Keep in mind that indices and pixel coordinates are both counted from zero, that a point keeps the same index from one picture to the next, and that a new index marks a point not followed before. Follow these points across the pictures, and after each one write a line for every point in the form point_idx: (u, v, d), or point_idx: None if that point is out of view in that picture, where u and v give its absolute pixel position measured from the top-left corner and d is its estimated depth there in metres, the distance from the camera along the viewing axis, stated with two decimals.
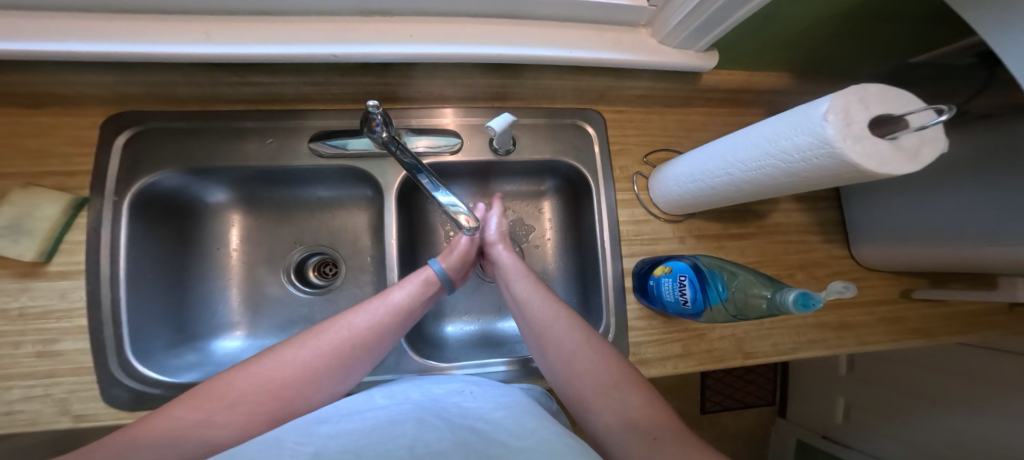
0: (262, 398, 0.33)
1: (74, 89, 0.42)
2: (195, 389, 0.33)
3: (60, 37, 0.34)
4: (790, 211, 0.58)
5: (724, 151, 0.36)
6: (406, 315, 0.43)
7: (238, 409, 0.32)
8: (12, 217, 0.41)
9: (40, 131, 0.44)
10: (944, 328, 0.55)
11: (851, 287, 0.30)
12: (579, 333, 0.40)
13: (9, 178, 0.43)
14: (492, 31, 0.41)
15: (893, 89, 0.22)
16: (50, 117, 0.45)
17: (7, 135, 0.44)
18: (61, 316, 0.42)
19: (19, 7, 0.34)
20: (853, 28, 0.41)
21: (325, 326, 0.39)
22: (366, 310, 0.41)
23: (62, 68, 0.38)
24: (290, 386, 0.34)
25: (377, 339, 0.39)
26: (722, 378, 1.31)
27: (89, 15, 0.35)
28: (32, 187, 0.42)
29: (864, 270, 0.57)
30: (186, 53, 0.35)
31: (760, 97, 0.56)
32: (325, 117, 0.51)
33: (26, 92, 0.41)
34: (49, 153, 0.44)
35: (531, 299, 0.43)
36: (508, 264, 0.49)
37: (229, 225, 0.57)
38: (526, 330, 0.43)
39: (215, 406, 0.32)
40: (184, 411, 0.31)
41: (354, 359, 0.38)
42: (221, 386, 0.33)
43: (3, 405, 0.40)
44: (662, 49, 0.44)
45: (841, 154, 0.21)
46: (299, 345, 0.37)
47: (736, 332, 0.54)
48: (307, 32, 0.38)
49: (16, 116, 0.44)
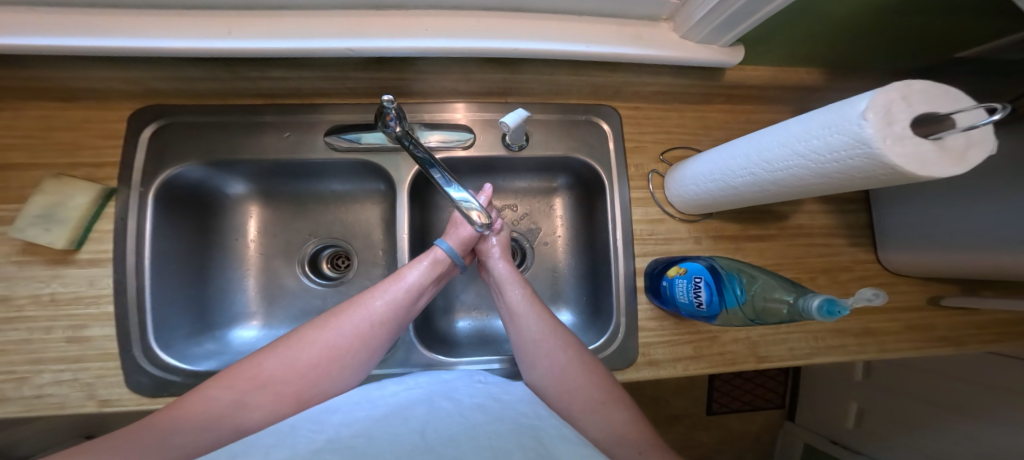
0: (288, 379, 0.34)
1: (102, 84, 0.43)
2: (224, 371, 0.35)
3: (88, 32, 0.34)
4: (813, 213, 0.56)
5: (748, 150, 0.34)
6: (420, 294, 0.43)
7: (267, 389, 0.33)
8: (45, 206, 0.42)
9: (70, 124, 0.46)
10: (971, 337, 0.53)
11: (881, 294, 0.29)
12: (570, 349, 0.40)
13: (41, 169, 0.45)
14: (508, 25, 0.41)
15: (939, 86, 0.20)
16: (79, 110, 0.46)
17: (40, 128, 0.45)
18: (89, 302, 0.44)
19: (51, 3, 0.35)
20: (887, 22, 0.39)
21: (340, 310, 0.39)
22: (380, 292, 0.40)
23: (91, 63, 0.39)
24: (314, 367, 0.35)
25: (394, 318, 0.40)
26: (730, 380, 1.29)
27: (114, 10, 0.36)
28: (63, 177, 0.44)
29: (888, 275, 0.55)
30: (207, 48, 0.36)
31: (784, 93, 0.54)
32: (341, 111, 0.51)
33: (57, 87, 0.42)
34: (78, 145, 0.46)
35: (524, 312, 0.43)
36: (502, 272, 0.47)
37: (246, 217, 0.58)
38: (515, 340, 0.43)
39: (246, 387, 0.33)
40: (211, 393, 0.33)
41: (373, 338, 0.38)
42: (249, 367, 0.34)
43: (35, 388, 0.42)
44: (684, 44, 0.42)
45: (879, 156, 0.20)
46: (319, 328, 0.37)
47: (751, 335, 0.53)
48: (324, 27, 0.38)
49: (47, 109, 0.45)
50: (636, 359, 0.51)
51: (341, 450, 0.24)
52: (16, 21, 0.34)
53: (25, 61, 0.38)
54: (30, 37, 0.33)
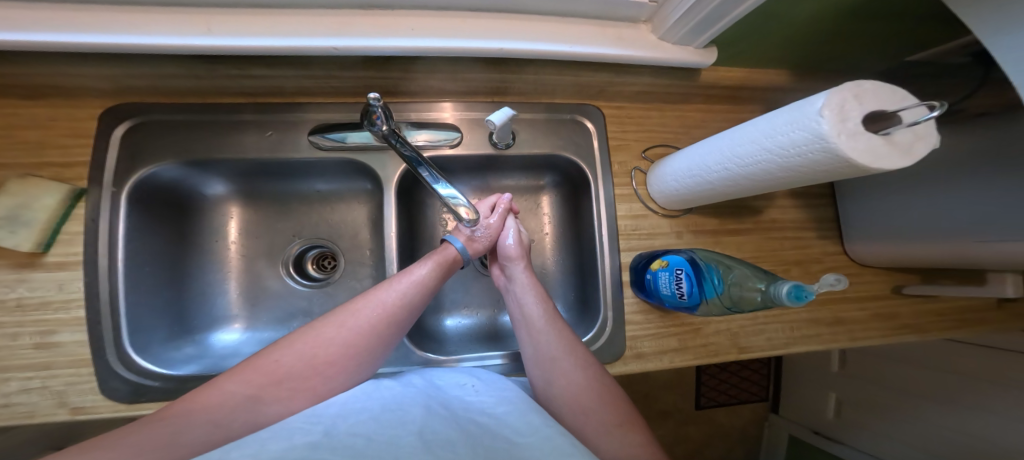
0: (304, 376, 0.33)
1: (74, 81, 0.42)
2: (237, 364, 0.33)
3: (58, 28, 0.33)
4: (787, 207, 0.58)
5: (722, 146, 0.36)
6: (430, 290, 0.42)
7: (283, 386, 0.32)
8: (9, 207, 0.41)
9: (38, 122, 0.44)
10: (934, 323, 0.57)
11: (842, 279, 0.31)
12: (588, 370, 0.40)
13: (5, 169, 0.43)
14: (493, 25, 0.41)
15: (887, 86, 0.22)
16: (46, 108, 0.44)
17: (5, 126, 0.43)
18: (59, 307, 0.42)
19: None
20: (852, 25, 0.41)
21: (353, 306, 0.37)
22: (392, 287, 0.39)
23: (63, 61, 0.38)
24: (330, 364, 0.34)
25: (408, 315, 0.39)
26: (716, 374, 1.33)
27: (87, 6, 0.35)
28: (29, 178, 0.42)
29: (858, 266, 0.58)
30: (187, 46, 0.35)
31: (759, 93, 0.56)
32: (325, 110, 0.51)
33: (25, 84, 0.41)
34: (46, 145, 0.44)
35: (542, 327, 0.43)
36: (522, 280, 0.47)
37: (228, 218, 0.57)
38: (531, 354, 0.43)
39: (261, 382, 0.32)
40: (225, 387, 0.31)
41: (387, 336, 0.37)
42: (264, 363, 0.33)
43: (1, 397, 0.40)
44: (662, 45, 0.44)
45: (835, 150, 0.22)
46: (332, 324, 0.36)
47: (731, 327, 0.55)
48: (307, 25, 0.38)
49: (12, 107, 0.43)
50: (622, 353, 0.52)
51: (338, 449, 0.24)
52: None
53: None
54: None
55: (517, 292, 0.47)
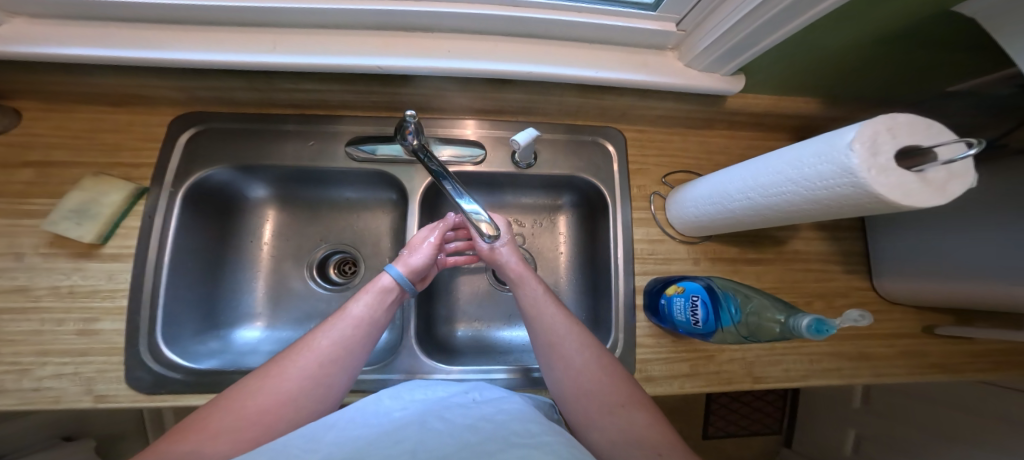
0: (239, 428, 0.31)
1: (151, 91, 0.46)
2: (172, 429, 0.31)
3: (150, 47, 0.38)
4: (810, 239, 0.58)
5: (745, 176, 0.37)
6: (371, 325, 0.41)
7: (219, 439, 0.30)
8: (80, 202, 0.44)
9: (116, 127, 0.49)
10: (964, 364, 0.55)
11: (867, 315, 0.31)
12: (586, 352, 0.40)
13: (81, 167, 0.47)
14: (529, 50, 0.44)
15: (922, 121, 0.23)
16: (127, 115, 0.49)
17: (88, 130, 0.48)
18: (106, 295, 0.45)
19: (121, 20, 0.38)
20: (879, 61, 0.42)
21: (287, 355, 0.37)
22: (326, 330, 0.39)
23: (148, 73, 0.43)
24: (265, 413, 0.32)
25: (348, 353, 0.38)
26: (727, 403, 1.29)
27: (169, 25, 0.39)
28: (102, 175, 0.46)
29: (886, 302, 0.57)
30: (255, 62, 0.39)
31: (784, 123, 0.57)
32: (361, 123, 0.54)
33: (112, 93, 0.46)
34: (120, 146, 0.48)
35: (541, 309, 0.43)
36: (513, 264, 0.47)
37: (263, 220, 0.60)
38: (540, 338, 0.41)
39: (194, 439, 0.29)
40: (160, 447, 0.29)
41: (326, 375, 0.36)
42: (195, 419, 0.31)
43: (35, 381, 0.42)
44: (689, 72, 0.45)
45: (866, 185, 0.23)
46: (265, 377, 0.35)
47: (746, 355, 0.54)
48: (354, 44, 0.41)
49: (99, 114, 0.49)
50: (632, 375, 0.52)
51: None
52: (86, 34, 0.38)
53: (86, 68, 0.42)
54: (100, 49, 0.37)
55: (518, 284, 0.46)
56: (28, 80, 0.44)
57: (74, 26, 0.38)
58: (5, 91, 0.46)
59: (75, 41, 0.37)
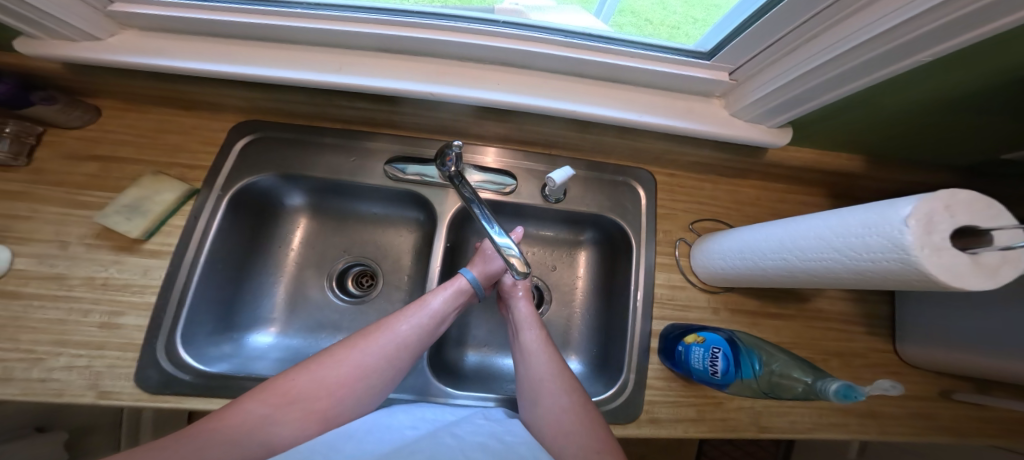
0: (315, 398, 0.34)
1: (221, 99, 0.50)
2: (258, 384, 0.35)
3: (230, 62, 0.41)
4: (834, 298, 0.58)
5: (780, 235, 0.37)
6: (443, 319, 0.43)
7: (294, 407, 0.33)
8: (134, 198, 0.47)
9: (180, 129, 0.52)
10: (985, 436, 0.52)
11: (897, 386, 0.33)
12: (575, 394, 0.40)
13: (142, 165, 0.50)
14: (578, 89, 0.45)
15: (982, 200, 0.23)
16: (190, 120, 0.53)
17: (154, 130, 0.52)
18: (136, 290, 0.45)
19: (212, 36, 0.43)
20: (912, 131, 0.43)
21: (369, 332, 0.39)
22: (407, 317, 0.41)
23: (225, 84, 0.46)
24: (342, 386, 0.35)
25: (419, 343, 0.40)
26: (727, 450, 1.22)
27: (255, 43, 0.43)
28: (159, 175, 0.49)
29: (905, 366, 0.56)
30: (319, 79, 0.41)
31: (807, 178, 0.58)
32: (400, 143, 0.55)
33: (185, 98, 0.50)
34: (180, 148, 0.51)
35: (535, 350, 0.44)
36: (523, 311, 0.47)
37: (294, 227, 0.60)
38: (519, 377, 0.43)
39: (276, 402, 0.33)
40: (244, 406, 0.33)
41: (400, 361, 0.38)
42: (282, 382, 0.34)
43: (44, 371, 0.41)
44: (733, 121, 0.46)
45: (915, 262, 0.23)
46: (347, 348, 0.37)
47: (754, 405, 0.52)
48: (409, 72, 0.43)
49: (166, 117, 0.53)
50: (638, 416, 0.50)
51: None
52: (179, 48, 0.42)
53: (169, 76, 0.46)
54: (190, 62, 0.41)
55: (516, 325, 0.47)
56: (113, 82, 0.47)
57: (172, 41, 0.42)
58: (91, 90, 0.50)
59: (169, 53, 0.41)
